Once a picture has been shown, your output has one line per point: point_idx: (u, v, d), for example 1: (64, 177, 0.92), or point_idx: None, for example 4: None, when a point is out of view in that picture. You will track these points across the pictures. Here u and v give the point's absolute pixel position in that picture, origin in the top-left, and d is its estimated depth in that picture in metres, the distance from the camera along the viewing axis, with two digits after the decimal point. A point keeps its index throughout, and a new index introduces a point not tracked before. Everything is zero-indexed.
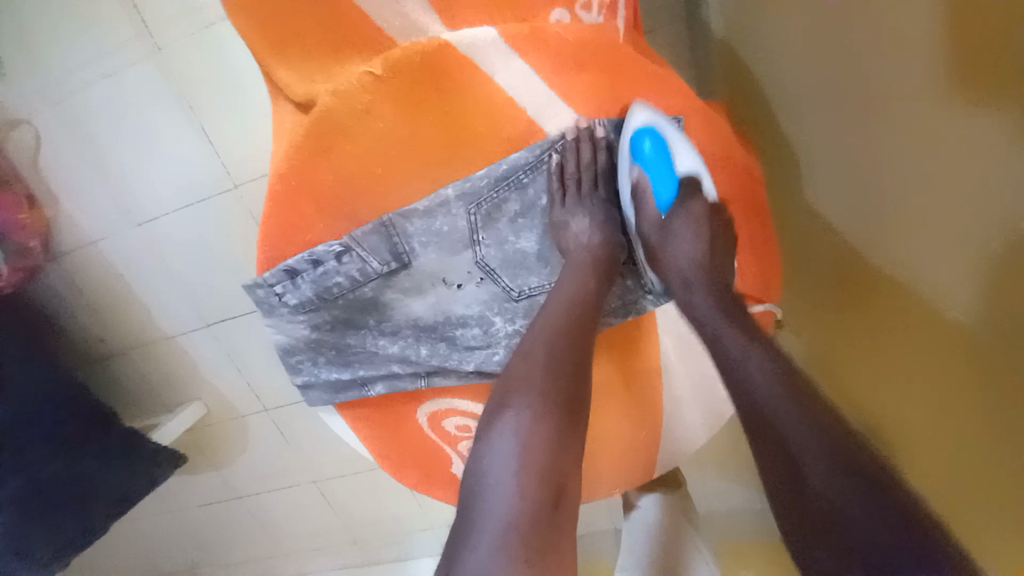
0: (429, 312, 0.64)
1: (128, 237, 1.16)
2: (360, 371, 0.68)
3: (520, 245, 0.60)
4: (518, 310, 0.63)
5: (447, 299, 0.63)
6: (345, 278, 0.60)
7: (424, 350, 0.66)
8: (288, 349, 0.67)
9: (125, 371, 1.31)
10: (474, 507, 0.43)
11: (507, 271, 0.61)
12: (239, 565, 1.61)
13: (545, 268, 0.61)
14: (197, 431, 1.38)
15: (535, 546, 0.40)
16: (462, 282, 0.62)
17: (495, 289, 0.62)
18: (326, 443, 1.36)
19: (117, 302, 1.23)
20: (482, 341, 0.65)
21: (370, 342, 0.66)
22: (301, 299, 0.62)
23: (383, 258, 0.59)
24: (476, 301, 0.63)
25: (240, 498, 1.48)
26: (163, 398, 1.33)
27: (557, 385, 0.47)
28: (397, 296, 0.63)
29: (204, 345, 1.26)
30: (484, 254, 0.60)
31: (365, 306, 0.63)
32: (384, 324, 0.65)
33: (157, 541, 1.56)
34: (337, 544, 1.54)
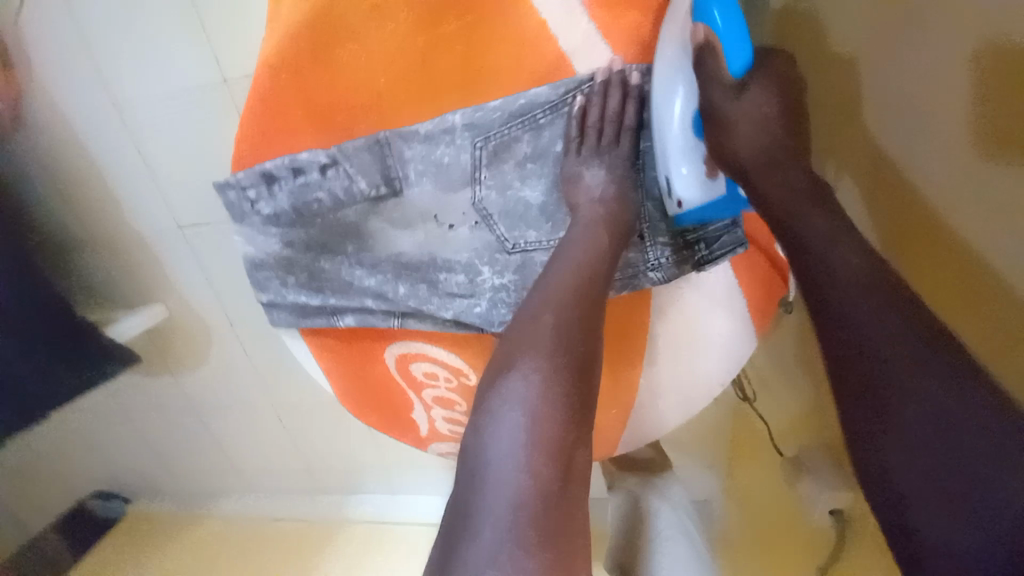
0: (413, 249, 0.59)
1: (103, 116, 1.06)
2: (330, 300, 0.63)
3: (523, 193, 0.55)
4: (508, 264, 0.58)
5: (435, 239, 0.59)
6: (327, 195, 0.55)
7: (402, 290, 0.62)
8: (256, 264, 0.62)
9: (87, 262, 1.24)
10: (477, 490, 0.39)
11: (504, 219, 0.56)
12: (186, 475, 1.60)
13: (545, 224, 0.56)
14: (157, 336, 1.33)
15: (542, 531, 0.36)
16: (454, 223, 0.57)
17: (489, 237, 0.57)
18: (290, 371, 1.33)
19: (86, 187, 1.15)
20: (464, 290, 0.60)
21: (344, 270, 0.61)
22: (277, 210, 0.56)
23: (373, 180, 0.54)
24: (466, 247, 0.59)
25: (194, 411, 1.46)
26: (125, 297, 1.26)
27: (564, 354, 0.43)
28: (381, 225, 0.58)
29: (175, 249, 1.20)
30: (483, 196, 0.55)
31: (345, 231, 0.58)
32: (364, 253, 0.60)
33: (105, 438, 1.54)
34: (287, 470, 1.54)
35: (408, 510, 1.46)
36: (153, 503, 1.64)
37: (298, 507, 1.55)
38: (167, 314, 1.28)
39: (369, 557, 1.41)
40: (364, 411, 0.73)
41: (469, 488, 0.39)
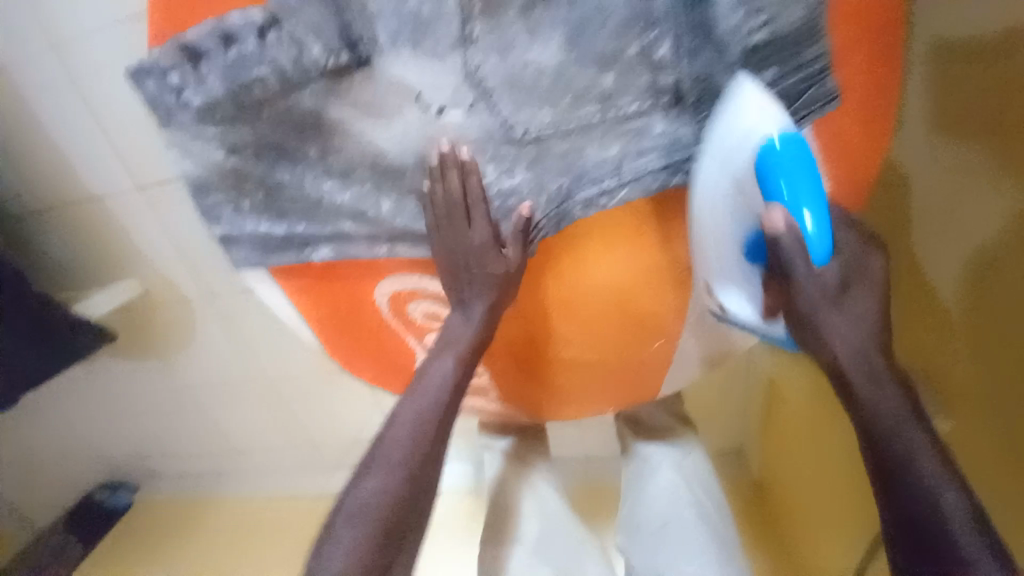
0: (393, 150, 0.46)
1: (30, 56, 0.90)
2: (298, 227, 0.51)
3: (532, 54, 0.41)
4: (519, 158, 0.46)
5: (420, 131, 0.45)
6: (271, 72, 0.41)
7: (386, 207, 0.49)
8: (198, 184, 0.49)
9: (45, 236, 1.11)
10: (377, 446, 0.50)
11: (510, 96, 0.43)
12: (187, 461, 1.53)
13: (563, 97, 0.43)
14: (136, 314, 1.21)
15: (412, 485, 0.48)
16: (444, 106, 0.43)
17: (491, 122, 0.44)
18: (286, 344, 1.23)
19: (29, 148, 1.01)
20: (465, 200, 0.48)
21: (308, 183, 0.48)
22: (211, 100, 0.43)
23: (329, 45, 0.40)
24: (461, 140, 0.45)
25: (186, 393, 1.36)
26: (94, 272, 1.14)
27: (443, 390, 0.50)
28: (348, 115, 0.44)
29: (140, 214, 1.07)
30: (478, 62, 0.42)
31: (304, 127, 0.44)
32: (331, 159, 0.46)
33: (98, 427, 1.45)
34: (295, 448, 1.46)
35: None
36: (159, 489, 1.58)
37: (307, 484, 1.49)
38: (143, 289, 1.16)
39: None
40: (359, 362, 0.64)
41: (344, 498, 0.49)
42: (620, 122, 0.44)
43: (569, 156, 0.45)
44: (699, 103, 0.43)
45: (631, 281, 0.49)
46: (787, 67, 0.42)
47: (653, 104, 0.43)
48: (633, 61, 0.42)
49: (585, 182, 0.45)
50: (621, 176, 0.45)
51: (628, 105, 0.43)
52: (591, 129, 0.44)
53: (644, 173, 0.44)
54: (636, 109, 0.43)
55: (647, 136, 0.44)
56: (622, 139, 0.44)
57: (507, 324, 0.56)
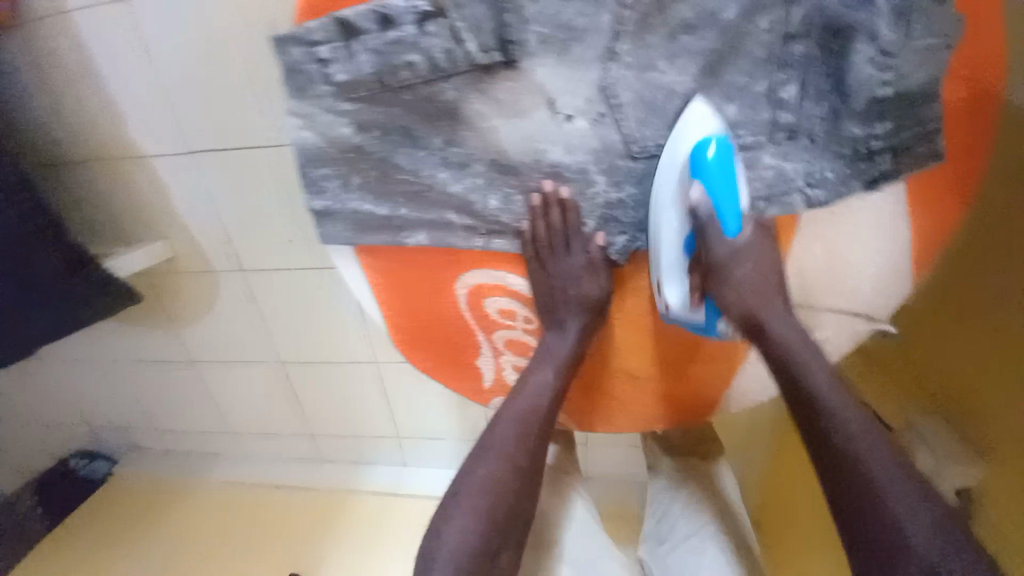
0: (514, 148, 0.48)
1: (105, 8, 0.90)
2: (402, 211, 0.52)
3: (666, 78, 0.45)
4: (630, 173, 0.48)
5: (545, 133, 0.47)
6: (423, 59, 0.44)
7: (492, 203, 0.52)
8: (310, 154, 0.50)
9: (81, 190, 1.10)
10: (487, 445, 0.53)
11: (637, 113, 0.46)
12: (177, 437, 1.48)
13: (686, 121, 0.46)
14: (158, 280, 1.20)
15: (517, 484, 0.51)
16: (573, 114, 0.46)
17: (613, 135, 0.47)
18: (307, 327, 1.23)
19: (83, 102, 1.00)
20: (572, 204, 0.51)
21: (424, 168, 0.50)
22: (354, 77, 0.45)
23: (484, 42, 0.43)
24: (580, 147, 0.48)
25: (192, 366, 1.33)
26: (125, 232, 1.13)
27: (546, 393, 0.54)
28: (481, 109, 0.46)
29: (184, 181, 1.06)
30: (617, 76, 0.44)
31: (436, 113, 0.46)
32: (452, 149, 0.49)
33: (89, 389, 1.40)
34: (291, 436, 1.43)
35: (422, 482, 1.39)
36: (138, 463, 1.51)
37: (299, 475, 1.46)
38: (171, 255, 1.15)
39: (382, 526, 1.33)
40: (419, 353, 0.64)
41: (456, 486, 0.51)
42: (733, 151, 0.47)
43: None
44: (812, 141, 0.47)
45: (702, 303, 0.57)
46: (902, 121, 0.45)
47: (767, 139, 0.47)
48: (759, 97, 0.46)
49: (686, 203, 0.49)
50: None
51: (745, 136, 0.47)
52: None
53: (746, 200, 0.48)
54: (751, 141, 0.47)
55: (755, 167, 0.48)
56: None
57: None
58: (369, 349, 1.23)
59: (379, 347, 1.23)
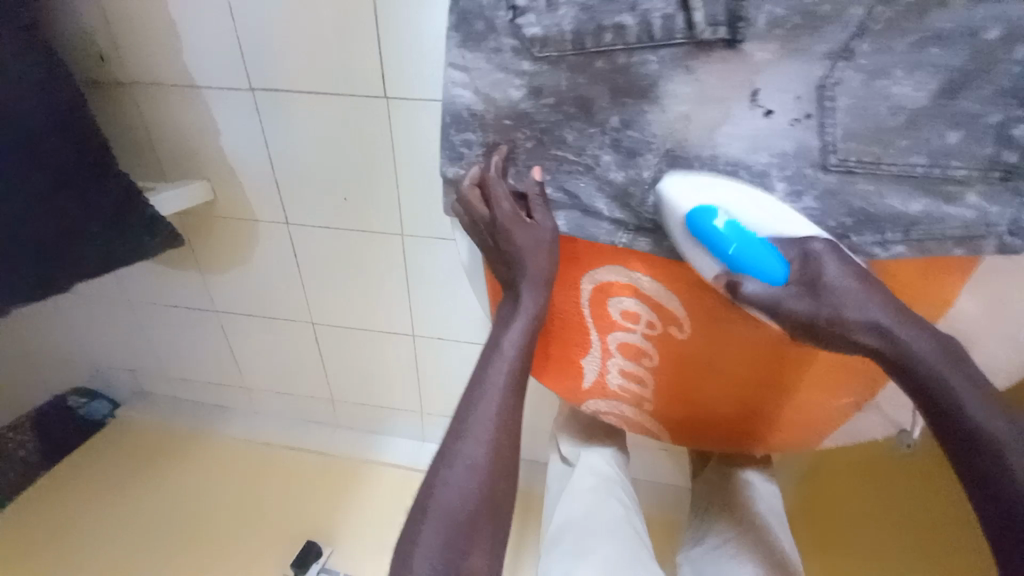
0: (698, 135, 0.50)
1: None
2: (551, 187, 0.57)
3: (898, 89, 0.45)
4: (816, 185, 0.49)
5: (737, 122, 0.49)
6: (636, 24, 0.48)
7: (650, 199, 0.53)
8: (458, 117, 0.56)
9: (121, 113, 1.01)
10: (451, 457, 0.51)
11: (850, 123, 0.47)
12: (187, 385, 1.42)
13: (902, 141, 0.46)
14: (193, 220, 1.12)
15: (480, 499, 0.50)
16: (773, 110, 0.48)
17: (813, 140, 0.48)
18: (347, 291, 1.16)
19: (137, 15, 0.90)
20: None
21: (591, 147, 0.54)
22: (547, 33, 0.50)
23: (713, 17, 0.46)
24: (768, 147, 0.49)
25: (214, 315, 1.26)
26: (164, 165, 1.05)
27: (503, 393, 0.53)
28: (682, 89, 0.49)
29: (239, 118, 0.98)
30: (842, 76, 0.46)
31: (628, 85, 0.50)
32: (626, 130, 0.52)
33: (102, 328, 1.33)
34: (311, 399, 1.37)
35: None
36: (144, 410, 1.45)
37: (312, 439, 1.40)
38: (211, 196, 1.07)
39: (398, 500, 1.30)
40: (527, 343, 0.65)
41: (429, 494, 0.51)
42: (938, 182, 0.47)
43: (870, 198, 0.48)
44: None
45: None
46: None
47: (980, 176, 0.46)
48: (988, 130, 0.45)
49: (869, 227, 0.48)
50: (908, 234, 0.47)
51: (958, 168, 0.46)
52: (907, 180, 0.47)
53: (938, 235, 0.47)
54: (964, 175, 0.46)
55: (955, 204, 0.46)
56: (929, 199, 0.47)
57: (694, 344, 0.56)
58: (408, 319, 1.18)
59: (418, 319, 1.17)
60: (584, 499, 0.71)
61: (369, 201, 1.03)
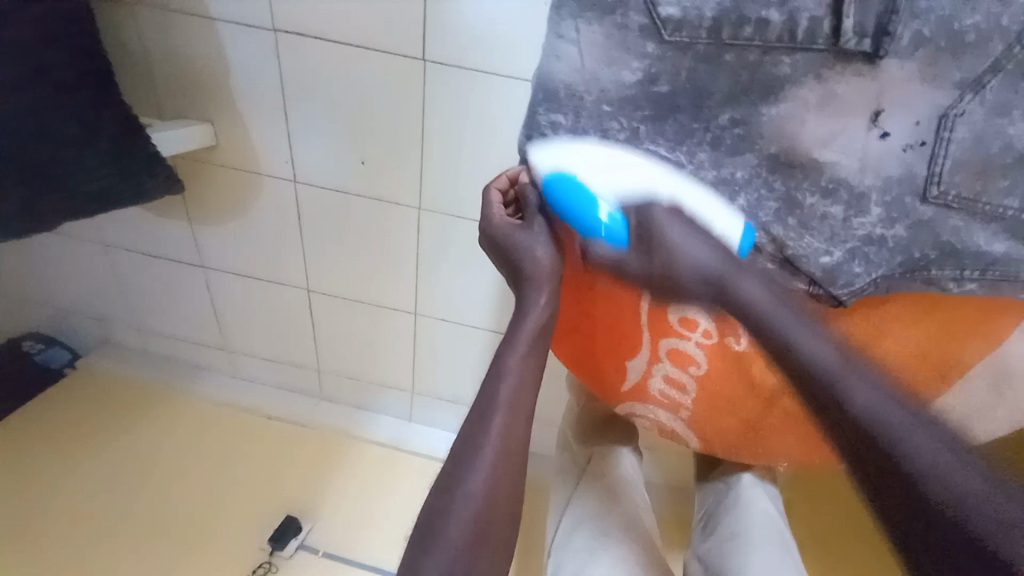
0: (808, 145, 0.50)
1: None
2: None
3: (1013, 129, 0.46)
4: (912, 214, 0.50)
5: (851, 139, 0.49)
6: (778, 24, 0.48)
7: (742, 202, 0.53)
8: (552, 95, 0.54)
9: (122, 35, 0.90)
10: (472, 446, 0.50)
11: (960, 156, 0.48)
12: (160, 341, 1.32)
13: (1005, 180, 0.48)
14: (190, 166, 1.03)
15: (503, 491, 0.49)
16: (891, 131, 0.48)
17: (920, 168, 0.48)
18: (352, 261, 1.11)
19: None
20: (829, 229, 0.52)
21: (690, 144, 0.53)
22: (683, 17, 0.49)
23: (861, 28, 0.46)
24: (875, 169, 0.49)
25: (200, 270, 1.17)
26: (166, 100, 0.95)
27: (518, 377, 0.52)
28: (807, 97, 0.49)
29: (259, 62, 0.89)
30: (966, 109, 0.47)
31: (751, 84, 0.50)
32: (742, 132, 0.52)
33: (69, 270, 1.21)
34: (297, 368, 1.31)
35: (427, 442, 1.33)
36: (109, 362, 1.34)
37: (293, 409, 1.34)
38: (214, 142, 0.98)
39: (380, 478, 1.27)
40: (567, 340, 0.63)
41: (450, 483, 0.49)
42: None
43: (960, 234, 0.49)
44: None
45: (904, 359, 0.51)
46: None
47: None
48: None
49: (951, 262, 0.49)
50: (986, 272, 0.49)
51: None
52: (997, 221, 0.49)
53: (1013, 277, 0.48)
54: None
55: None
56: (1013, 241, 0.49)
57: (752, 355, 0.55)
58: (413, 296, 1.13)
59: (425, 298, 1.13)
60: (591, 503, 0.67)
61: (392, 170, 0.97)
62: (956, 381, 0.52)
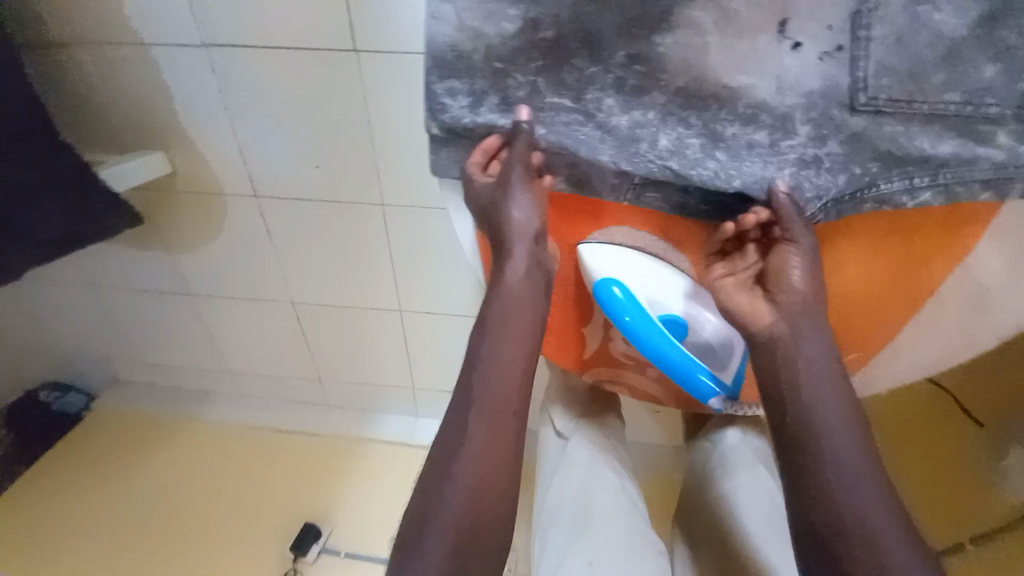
0: (716, 71, 0.48)
1: None
2: (548, 138, 0.53)
3: (938, 15, 0.44)
4: (843, 125, 0.47)
5: (761, 56, 0.47)
6: None
7: (663, 142, 0.50)
8: (444, 61, 0.52)
9: (62, 77, 0.90)
10: (453, 446, 0.49)
11: (887, 54, 0.45)
12: (166, 372, 1.35)
13: (937, 73, 0.45)
14: (156, 197, 1.03)
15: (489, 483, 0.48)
16: (803, 41, 0.46)
17: (843, 73, 0.46)
18: (330, 267, 1.10)
19: None
20: (760, 156, 0.49)
21: (592, 89, 0.51)
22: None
23: None
24: (796, 84, 0.47)
25: (189, 298, 1.19)
26: (118, 135, 0.95)
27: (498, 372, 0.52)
28: (700, 18, 0.47)
29: (195, 81, 0.88)
30: (883, 2, 0.45)
31: (641, 16, 0.48)
32: (647, 69, 0.49)
33: (67, 316, 1.24)
34: (297, 380, 1.33)
35: None
36: (120, 399, 1.38)
37: (302, 420, 1.36)
38: (172, 169, 0.98)
39: (392, 475, 1.29)
40: None
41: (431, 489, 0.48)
42: (974, 120, 0.46)
43: (900, 139, 0.47)
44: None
45: (877, 287, 0.51)
46: None
47: (1014, 114, 0.45)
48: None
49: (899, 172, 0.47)
50: (940, 178, 0.47)
51: (992, 106, 0.45)
52: (940, 119, 0.46)
53: (967, 178, 0.46)
54: (996, 113, 0.46)
55: (986, 144, 0.46)
56: (960, 139, 0.46)
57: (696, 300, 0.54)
58: (394, 294, 1.13)
59: (407, 294, 1.12)
60: (577, 476, 0.67)
61: (348, 171, 0.96)
62: (928, 302, 0.52)
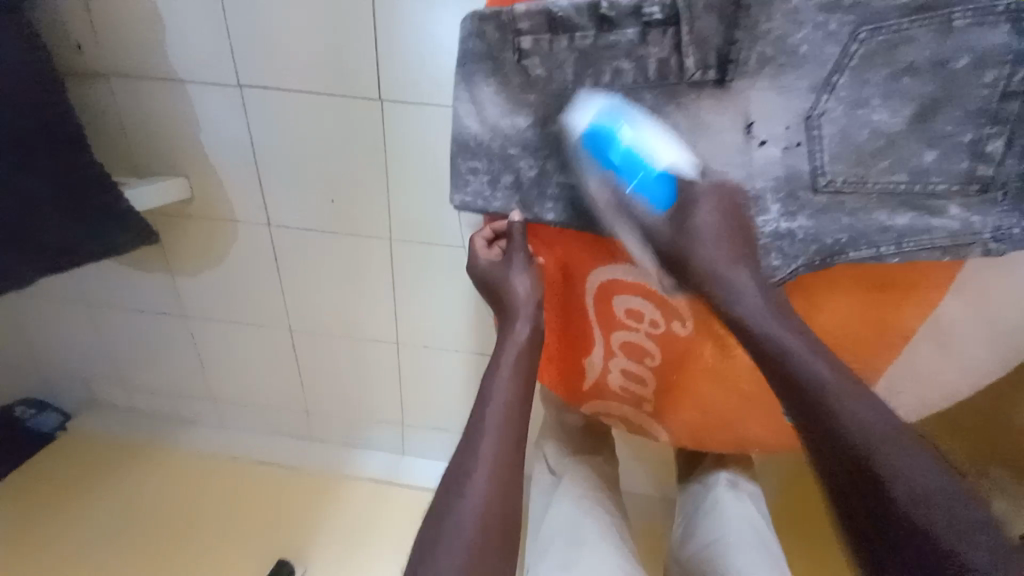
0: (702, 157, 0.55)
1: None
2: (549, 212, 0.59)
3: (876, 116, 0.50)
4: (807, 206, 0.52)
5: (732, 152, 0.54)
6: (631, 66, 0.54)
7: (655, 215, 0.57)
8: (465, 147, 0.60)
9: (97, 106, 0.96)
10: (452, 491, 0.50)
11: (834, 148, 0.51)
12: (150, 395, 1.32)
13: (883, 160, 0.51)
14: (171, 220, 1.07)
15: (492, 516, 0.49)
16: (767, 140, 0.52)
17: (803, 165, 0.52)
18: (332, 297, 1.13)
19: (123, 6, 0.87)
20: (739, 231, 0.54)
21: (590, 173, 0.57)
22: (550, 74, 0.56)
23: (704, 61, 0.53)
24: (763, 173, 0.53)
25: (185, 321, 1.19)
26: (143, 159, 1.00)
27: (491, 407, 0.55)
28: (676, 121, 0.55)
29: (224, 115, 0.95)
30: (826, 107, 0.50)
31: (628, 116, 0.56)
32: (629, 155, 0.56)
33: (58, 332, 1.24)
34: (285, 412, 1.31)
35: (421, 475, 1.31)
36: (99, 421, 1.34)
37: (284, 453, 1.33)
38: (190, 194, 1.02)
39: (375, 514, 1.26)
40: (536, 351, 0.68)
41: (433, 529, 0.49)
42: (922, 197, 0.51)
43: (858, 215, 0.51)
44: (1003, 197, 0.49)
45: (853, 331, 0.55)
46: None
47: (958, 190, 0.50)
48: (961, 147, 0.49)
49: (864, 243, 0.51)
50: (901, 246, 0.50)
51: (938, 184, 0.50)
52: (892, 197, 0.51)
53: (927, 245, 0.50)
54: (942, 190, 0.50)
55: (940, 216, 0.50)
56: (915, 213, 0.50)
57: (679, 343, 0.59)
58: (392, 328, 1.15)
59: (406, 328, 1.14)
60: (569, 515, 0.68)
61: (359, 209, 1.01)
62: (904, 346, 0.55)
